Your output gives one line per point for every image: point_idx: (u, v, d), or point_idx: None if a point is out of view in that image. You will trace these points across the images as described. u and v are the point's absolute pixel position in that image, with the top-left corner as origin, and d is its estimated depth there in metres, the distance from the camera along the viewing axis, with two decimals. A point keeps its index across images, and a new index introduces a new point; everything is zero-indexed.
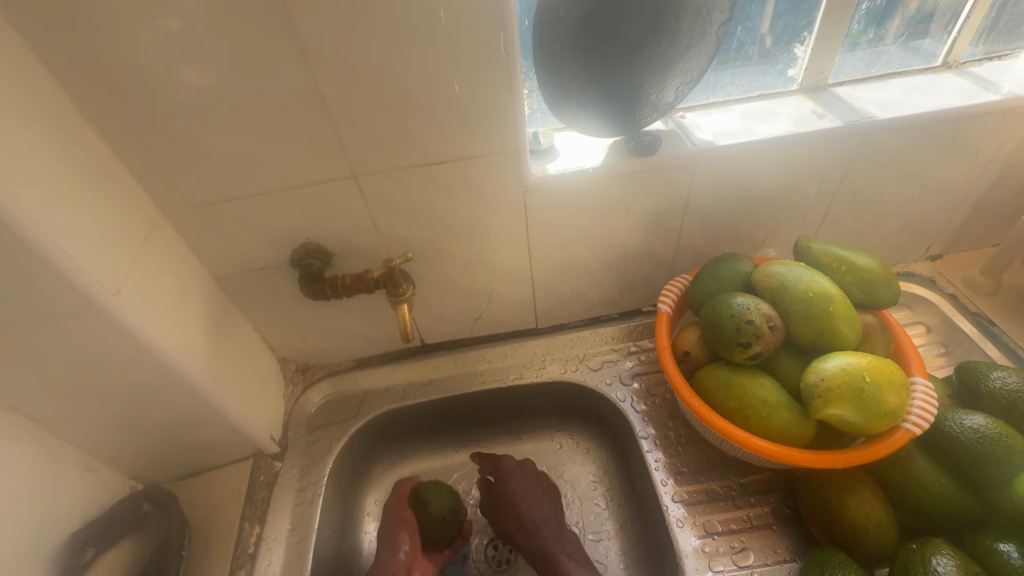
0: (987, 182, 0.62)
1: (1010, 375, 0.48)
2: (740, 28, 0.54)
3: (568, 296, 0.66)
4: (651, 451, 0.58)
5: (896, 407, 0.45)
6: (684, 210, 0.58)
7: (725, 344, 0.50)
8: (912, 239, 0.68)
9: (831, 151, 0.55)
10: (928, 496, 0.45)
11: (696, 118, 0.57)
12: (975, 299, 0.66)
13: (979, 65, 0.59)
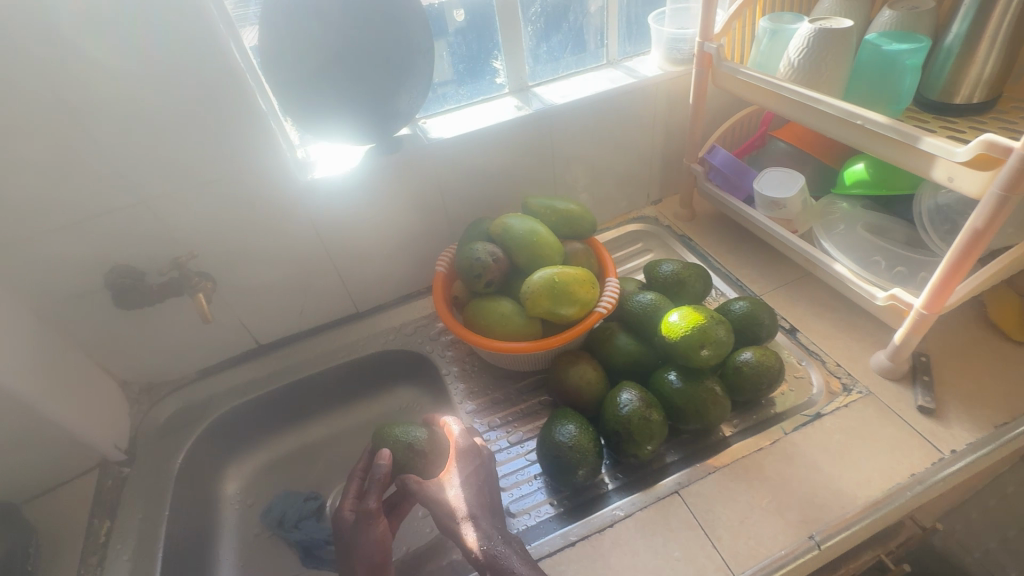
0: (660, 139, 0.86)
1: (669, 265, 0.69)
2: (444, 54, 0.73)
3: (375, 278, 0.80)
4: (453, 382, 0.73)
5: (586, 297, 0.64)
6: (441, 192, 0.75)
7: (470, 280, 0.67)
8: (630, 190, 0.90)
9: (534, 132, 0.76)
10: (621, 355, 0.64)
11: (433, 122, 0.75)
12: (681, 225, 0.89)
13: (630, 60, 0.82)
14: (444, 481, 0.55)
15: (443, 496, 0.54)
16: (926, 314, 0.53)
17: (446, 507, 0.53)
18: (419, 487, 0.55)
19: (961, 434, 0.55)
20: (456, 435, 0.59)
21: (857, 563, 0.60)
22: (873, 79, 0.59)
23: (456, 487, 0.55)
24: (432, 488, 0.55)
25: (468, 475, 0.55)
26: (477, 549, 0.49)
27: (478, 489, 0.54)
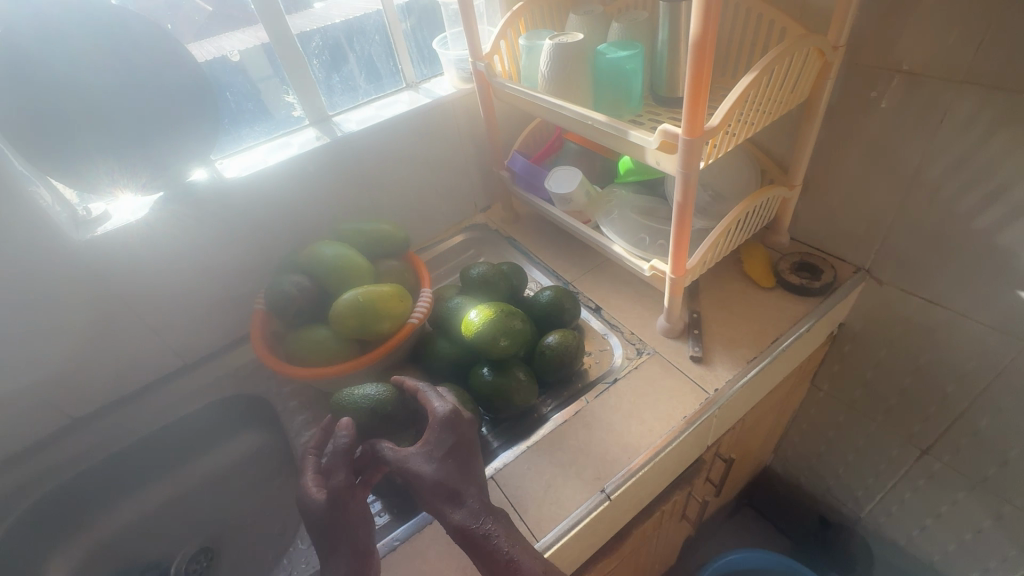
0: (470, 151, 0.92)
1: (479, 267, 0.75)
2: (229, 94, 0.74)
3: (199, 327, 0.77)
4: (291, 416, 0.74)
5: (396, 310, 0.66)
6: (250, 231, 0.75)
7: (283, 312, 0.68)
8: (455, 202, 0.96)
9: (337, 159, 0.78)
10: (439, 359, 0.68)
11: (229, 161, 0.75)
12: (507, 227, 0.96)
13: (426, 82, 0.88)
14: (426, 453, 0.48)
15: (427, 468, 0.47)
16: (677, 278, 0.63)
17: (426, 480, 0.46)
18: (399, 459, 0.48)
19: (722, 374, 0.65)
20: (431, 401, 0.53)
21: (668, 504, 0.67)
22: (612, 84, 0.66)
23: (435, 460, 0.47)
24: (413, 460, 0.48)
25: (453, 446, 0.48)
26: (465, 526, 0.43)
27: (463, 459, 0.48)
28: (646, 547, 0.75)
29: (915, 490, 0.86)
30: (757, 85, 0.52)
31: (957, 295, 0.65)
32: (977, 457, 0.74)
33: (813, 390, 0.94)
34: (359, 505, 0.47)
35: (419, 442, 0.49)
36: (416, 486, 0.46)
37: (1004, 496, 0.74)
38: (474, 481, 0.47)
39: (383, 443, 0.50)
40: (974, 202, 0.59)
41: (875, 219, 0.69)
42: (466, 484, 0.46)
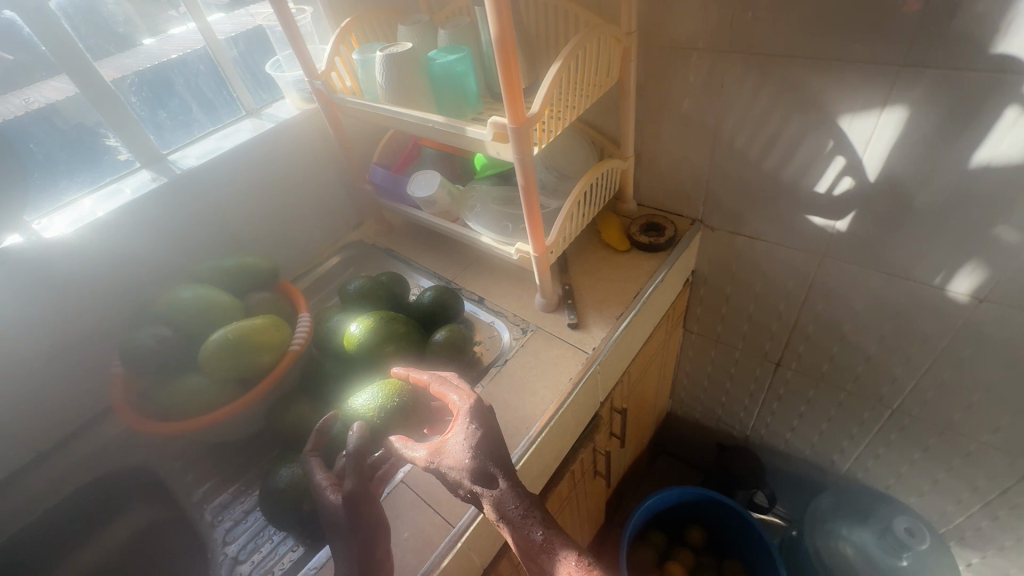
0: (329, 171, 0.91)
1: (355, 281, 0.75)
2: (32, 146, 0.66)
3: (45, 410, 0.68)
4: (185, 480, 0.70)
5: (272, 340, 0.64)
6: (90, 291, 0.68)
7: (145, 367, 0.63)
8: (324, 224, 0.94)
9: (181, 199, 0.73)
10: (331, 380, 0.68)
11: (50, 220, 0.67)
12: (383, 240, 0.96)
13: (267, 107, 0.86)
14: (456, 446, 0.46)
15: (460, 458, 0.46)
16: (541, 255, 0.68)
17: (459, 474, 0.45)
18: (432, 454, 0.47)
19: (597, 334, 0.71)
20: (453, 391, 0.51)
21: (577, 463, 0.73)
22: (447, 87, 0.69)
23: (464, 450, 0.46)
24: (444, 453, 0.46)
25: (486, 434, 0.46)
26: (505, 512, 0.43)
27: (495, 444, 0.46)
28: (568, 509, 0.80)
29: (780, 399, 1.01)
30: (566, 70, 0.58)
31: (768, 227, 0.78)
32: (813, 358, 0.89)
33: (686, 334, 1.05)
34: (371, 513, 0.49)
35: (449, 434, 0.47)
36: (453, 477, 0.46)
37: (839, 385, 0.90)
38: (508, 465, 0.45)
39: (409, 442, 0.49)
40: (760, 149, 0.71)
41: (695, 176, 0.80)
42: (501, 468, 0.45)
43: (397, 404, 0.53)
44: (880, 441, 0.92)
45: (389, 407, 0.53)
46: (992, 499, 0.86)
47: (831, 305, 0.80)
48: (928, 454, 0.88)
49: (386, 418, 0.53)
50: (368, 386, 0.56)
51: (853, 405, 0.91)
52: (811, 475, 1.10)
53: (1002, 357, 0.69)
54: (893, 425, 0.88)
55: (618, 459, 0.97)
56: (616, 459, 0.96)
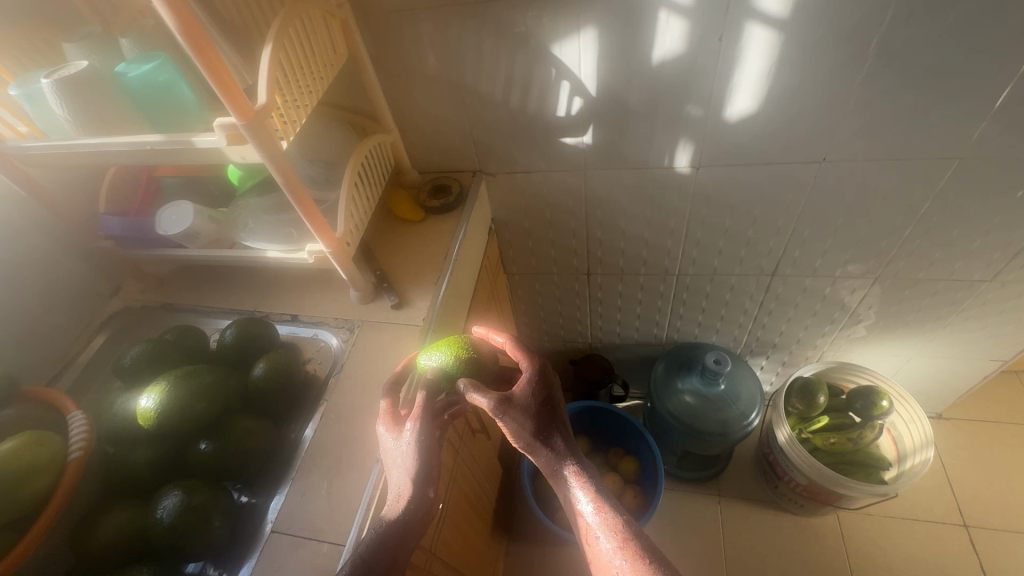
0: (43, 240, 0.73)
1: (132, 349, 0.64)
2: None
3: None
4: None
5: (37, 463, 0.51)
6: None
7: None
8: (65, 304, 0.76)
9: None
10: (143, 469, 0.57)
11: None
12: (154, 296, 0.82)
13: None
14: (527, 411, 0.57)
15: (525, 418, 0.57)
16: (335, 250, 0.65)
17: (530, 431, 0.57)
18: (505, 407, 0.56)
19: (422, 305, 0.72)
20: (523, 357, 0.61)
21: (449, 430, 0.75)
22: (159, 104, 0.60)
23: (532, 415, 0.57)
24: (517, 412, 0.56)
25: (547, 402, 0.58)
26: (563, 470, 0.57)
27: (550, 410, 0.58)
28: (460, 474, 0.82)
29: (600, 301, 1.16)
30: (282, 50, 0.54)
31: (535, 158, 0.86)
32: (611, 257, 1.03)
33: (510, 277, 1.13)
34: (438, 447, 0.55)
35: (522, 397, 0.57)
36: (516, 431, 0.56)
37: (636, 271, 1.06)
38: (557, 428, 0.58)
39: (482, 388, 0.56)
40: (501, 90, 0.77)
41: (459, 129, 0.84)
42: (555, 428, 0.58)
43: (474, 356, 0.59)
44: (678, 303, 1.13)
45: (466, 362, 0.58)
46: (756, 313, 1.12)
47: (605, 208, 0.93)
48: (709, 298, 1.10)
49: (461, 371, 0.58)
50: (436, 351, 0.60)
51: (651, 283, 1.08)
52: (644, 352, 1.30)
53: (725, 205, 0.89)
54: (681, 286, 1.08)
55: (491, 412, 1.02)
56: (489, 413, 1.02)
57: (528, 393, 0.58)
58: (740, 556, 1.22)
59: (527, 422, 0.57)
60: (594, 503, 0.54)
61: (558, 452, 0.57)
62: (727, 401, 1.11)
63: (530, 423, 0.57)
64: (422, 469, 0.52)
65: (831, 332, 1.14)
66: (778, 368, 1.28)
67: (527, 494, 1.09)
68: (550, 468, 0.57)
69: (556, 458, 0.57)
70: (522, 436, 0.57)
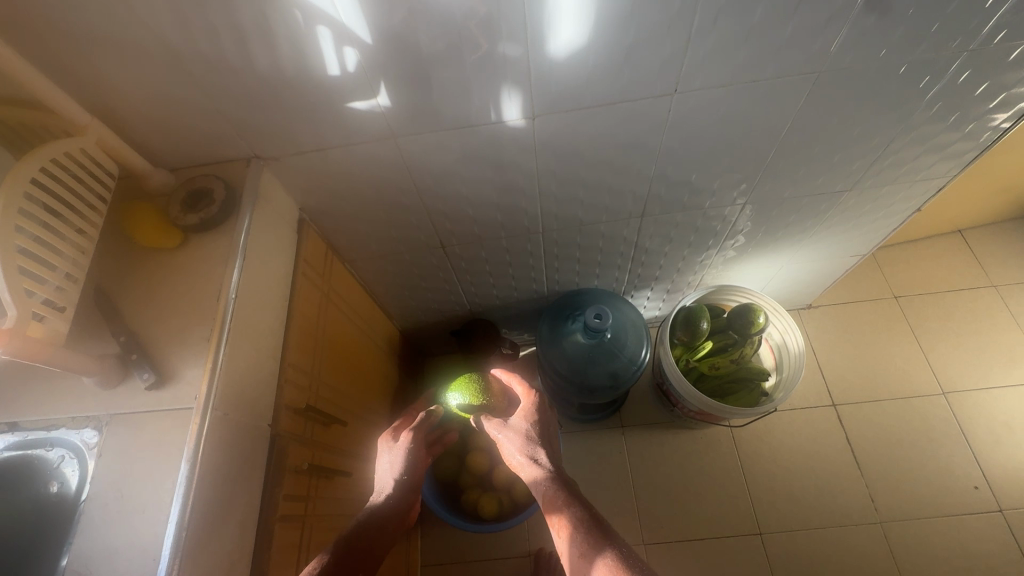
0: None
1: None
2: None
3: None
4: None
5: None
6: None
7: None
8: None
9: None
10: None
11: None
12: None
13: None
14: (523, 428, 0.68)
15: (518, 437, 0.68)
16: (13, 346, 0.45)
17: (519, 443, 0.67)
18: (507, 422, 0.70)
19: (194, 373, 0.54)
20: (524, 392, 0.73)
21: (284, 507, 0.61)
22: None
23: (525, 433, 0.68)
24: (512, 429, 0.69)
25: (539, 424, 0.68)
26: (547, 481, 0.61)
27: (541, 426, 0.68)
28: (322, 535, 0.70)
29: (467, 270, 1.02)
30: None
31: (327, 130, 0.64)
32: (464, 226, 0.87)
33: (352, 264, 0.94)
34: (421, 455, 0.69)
35: (519, 418, 0.69)
36: (509, 448, 0.67)
37: (496, 236, 0.91)
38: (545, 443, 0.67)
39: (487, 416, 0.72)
40: (236, 48, 0.53)
41: (201, 107, 0.59)
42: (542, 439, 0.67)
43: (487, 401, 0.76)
44: (551, 257, 1.01)
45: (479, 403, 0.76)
46: (633, 253, 1.03)
47: (438, 177, 0.75)
48: (582, 248, 0.99)
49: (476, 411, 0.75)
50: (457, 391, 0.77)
51: (517, 244, 0.95)
52: (529, 306, 1.20)
53: (576, 155, 0.74)
54: (550, 242, 0.96)
55: (357, 430, 0.89)
56: (355, 431, 0.88)
57: (525, 417, 0.69)
58: (647, 481, 1.27)
59: (518, 437, 0.67)
60: (568, 516, 0.56)
61: (540, 466, 0.64)
62: (615, 353, 1.05)
63: (523, 436, 0.67)
64: (408, 469, 0.66)
65: (709, 257, 1.09)
66: (663, 296, 1.24)
67: (422, 492, 1.02)
68: (536, 482, 0.63)
69: (538, 471, 0.63)
70: (514, 448, 0.67)
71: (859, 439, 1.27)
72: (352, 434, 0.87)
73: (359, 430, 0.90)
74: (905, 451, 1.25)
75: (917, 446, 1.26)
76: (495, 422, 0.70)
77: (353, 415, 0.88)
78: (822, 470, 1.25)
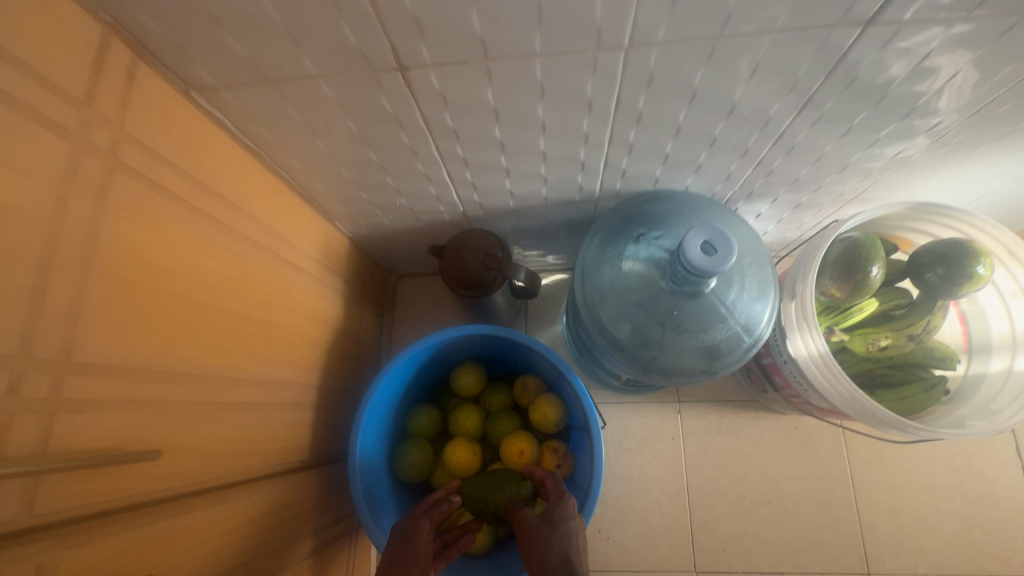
0: None
1: None
2: None
3: None
4: None
5: None
6: None
7: None
8: None
9: None
10: None
11: None
12: None
13: None
14: (553, 522, 0.54)
15: (543, 536, 0.53)
16: None
17: (544, 538, 0.53)
18: (539, 519, 0.55)
19: None
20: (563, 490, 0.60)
21: None
22: None
23: (553, 530, 0.53)
24: (537, 524, 0.54)
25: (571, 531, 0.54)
26: None
27: (573, 535, 0.54)
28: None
29: (456, 135, 0.52)
30: None
31: None
32: (446, 17, 0.37)
33: (216, 99, 0.45)
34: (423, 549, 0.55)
35: (553, 513, 0.56)
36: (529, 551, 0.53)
37: (523, 55, 0.41)
38: (582, 565, 0.51)
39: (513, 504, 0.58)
40: None
41: None
42: (575, 557, 0.51)
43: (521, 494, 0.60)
44: (626, 125, 0.51)
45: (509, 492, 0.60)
46: (785, 126, 0.53)
47: None
48: (694, 106, 0.49)
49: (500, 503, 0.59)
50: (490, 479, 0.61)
51: (563, 84, 0.44)
52: (563, 215, 0.72)
53: None
54: (634, 84, 0.45)
55: (203, 436, 0.45)
56: (196, 441, 0.44)
57: (560, 513, 0.55)
58: (709, 483, 0.87)
59: (542, 531, 0.53)
60: None
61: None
62: (716, 312, 0.59)
63: (549, 530, 0.53)
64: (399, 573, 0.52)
65: (914, 149, 0.58)
66: (784, 214, 0.75)
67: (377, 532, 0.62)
68: None
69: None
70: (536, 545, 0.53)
71: None
72: (180, 449, 0.42)
73: (211, 433, 0.45)
74: None
75: None
76: (522, 511, 0.56)
77: (194, 411, 0.43)
78: (971, 489, 0.84)
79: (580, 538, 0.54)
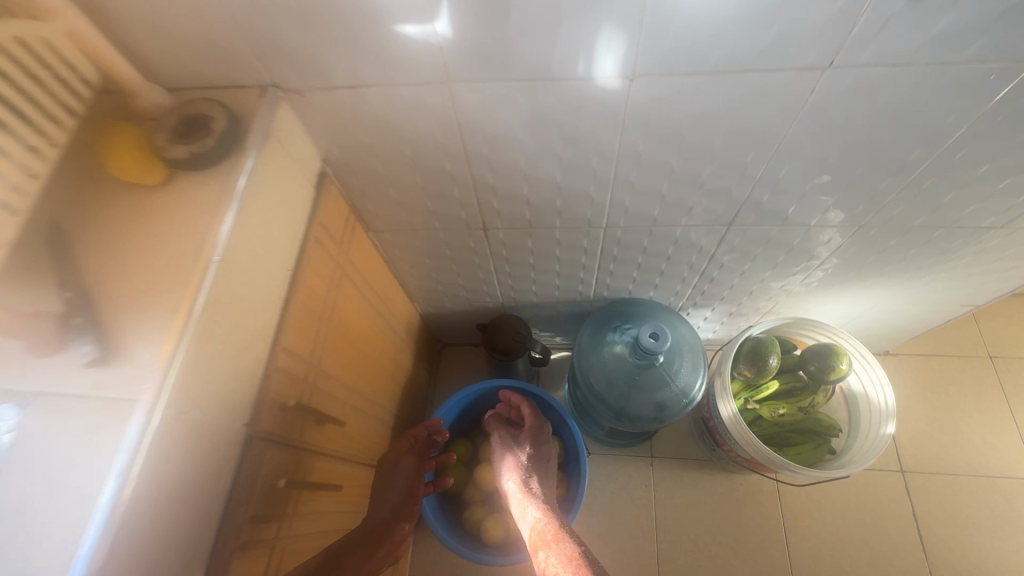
0: None
1: None
2: None
3: None
4: None
5: None
6: None
7: None
8: None
9: None
10: None
11: None
12: None
13: None
14: (534, 441, 0.90)
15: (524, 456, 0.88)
16: None
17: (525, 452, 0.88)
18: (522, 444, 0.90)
19: (147, 358, 0.41)
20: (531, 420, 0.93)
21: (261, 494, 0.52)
22: None
23: (532, 446, 0.90)
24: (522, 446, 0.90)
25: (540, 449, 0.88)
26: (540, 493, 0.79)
27: (547, 450, 0.90)
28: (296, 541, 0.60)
29: (507, 258, 0.87)
30: None
31: (363, 64, 0.50)
32: (513, 209, 0.73)
33: (379, 235, 0.81)
34: (402, 477, 0.80)
35: (533, 439, 0.90)
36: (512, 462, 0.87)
37: (550, 227, 0.77)
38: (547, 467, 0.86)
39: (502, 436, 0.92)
40: None
41: (203, 2, 0.45)
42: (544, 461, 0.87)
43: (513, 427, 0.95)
44: (608, 261, 0.86)
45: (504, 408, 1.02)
46: (704, 266, 0.87)
47: (494, 144, 0.60)
48: (647, 254, 0.84)
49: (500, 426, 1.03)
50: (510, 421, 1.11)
51: (571, 240, 0.80)
52: (568, 309, 1.05)
53: (670, 139, 0.58)
54: (612, 241, 0.80)
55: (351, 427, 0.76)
56: (348, 428, 0.75)
57: (539, 433, 0.91)
58: (672, 524, 1.12)
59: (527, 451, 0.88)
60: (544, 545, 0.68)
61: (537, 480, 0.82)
62: (665, 379, 0.90)
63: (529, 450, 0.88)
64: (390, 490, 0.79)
65: (791, 284, 0.92)
66: (723, 319, 1.07)
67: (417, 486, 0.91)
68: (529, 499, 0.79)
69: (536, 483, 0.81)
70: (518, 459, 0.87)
71: (928, 517, 1.09)
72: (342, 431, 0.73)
73: (354, 425, 0.77)
74: (981, 538, 1.07)
75: (996, 536, 1.07)
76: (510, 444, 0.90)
77: (350, 410, 0.75)
78: (877, 542, 1.08)
79: (548, 448, 0.90)
